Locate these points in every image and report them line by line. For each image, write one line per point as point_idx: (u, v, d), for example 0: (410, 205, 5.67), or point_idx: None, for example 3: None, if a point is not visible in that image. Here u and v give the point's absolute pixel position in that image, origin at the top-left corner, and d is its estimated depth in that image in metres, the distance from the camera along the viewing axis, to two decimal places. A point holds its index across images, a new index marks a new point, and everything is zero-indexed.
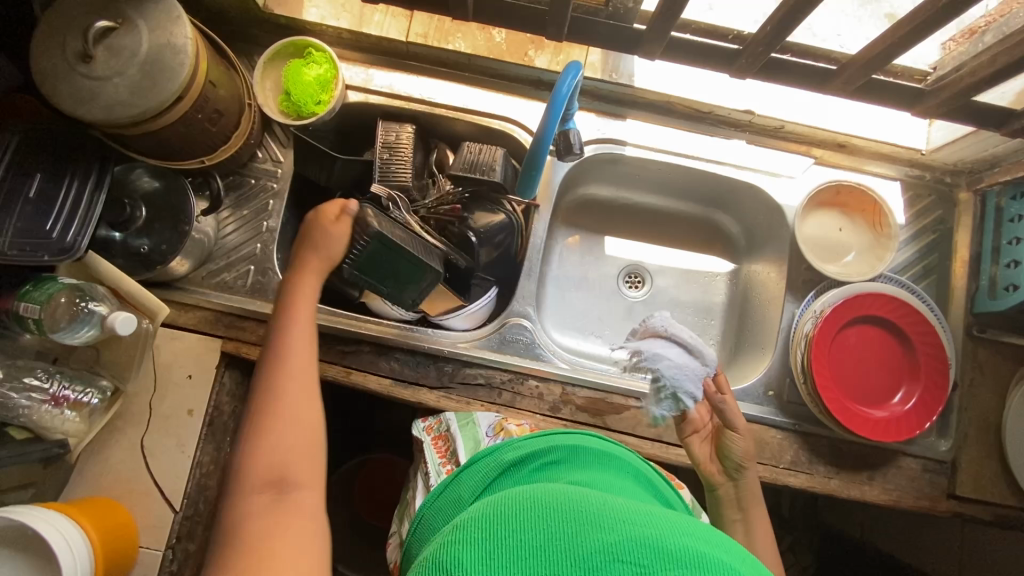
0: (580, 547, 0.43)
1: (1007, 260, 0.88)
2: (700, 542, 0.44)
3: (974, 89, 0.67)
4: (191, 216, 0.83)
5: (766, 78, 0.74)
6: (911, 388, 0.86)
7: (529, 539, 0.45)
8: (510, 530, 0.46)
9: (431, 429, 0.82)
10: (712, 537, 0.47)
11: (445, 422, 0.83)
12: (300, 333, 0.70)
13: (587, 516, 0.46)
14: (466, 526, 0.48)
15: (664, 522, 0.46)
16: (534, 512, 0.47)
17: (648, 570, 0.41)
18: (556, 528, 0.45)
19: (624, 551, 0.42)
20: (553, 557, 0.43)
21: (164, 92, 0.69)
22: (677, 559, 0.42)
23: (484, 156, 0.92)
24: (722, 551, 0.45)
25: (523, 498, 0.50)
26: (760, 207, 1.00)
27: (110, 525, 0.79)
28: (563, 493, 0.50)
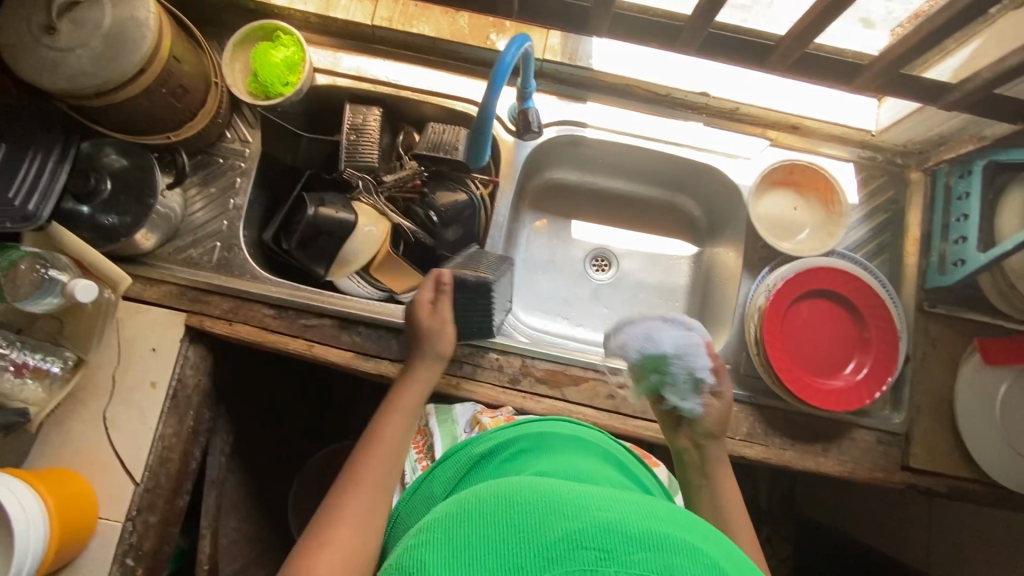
0: (545, 535, 0.42)
1: (955, 236, 0.91)
2: (662, 524, 0.45)
3: (903, 59, 0.70)
4: (155, 191, 0.85)
5: (710, 55, 0.77)
6: (863, 359, 0.88)
7: (492, 533, 0.44)
8: (473, 527, 0.45)
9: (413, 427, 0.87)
10: (673, 515, 0.48)
11: (426, 420, 0.87)
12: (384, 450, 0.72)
13: (549, 504, 0.46)
14: (428, 531, 0.47)
15: (627, 506, 0.46)
16: (496, 506, 0.47)
17: (611, 555, 0.40)
18: (518, 519, 0.44)
19: (586, 535, 0.42)
20: (517, 547, 0.42)
21: (126, 63, 0.72)
22: (641, 542, 0.42)
23: (447, 136, 0.94)
24: (682, 529, 0.45)
25: (485, 494, 0.49)
26: (719, 188, 1.02)
27: (68, 496, 0.79)
28: (523, 483, 0.50)
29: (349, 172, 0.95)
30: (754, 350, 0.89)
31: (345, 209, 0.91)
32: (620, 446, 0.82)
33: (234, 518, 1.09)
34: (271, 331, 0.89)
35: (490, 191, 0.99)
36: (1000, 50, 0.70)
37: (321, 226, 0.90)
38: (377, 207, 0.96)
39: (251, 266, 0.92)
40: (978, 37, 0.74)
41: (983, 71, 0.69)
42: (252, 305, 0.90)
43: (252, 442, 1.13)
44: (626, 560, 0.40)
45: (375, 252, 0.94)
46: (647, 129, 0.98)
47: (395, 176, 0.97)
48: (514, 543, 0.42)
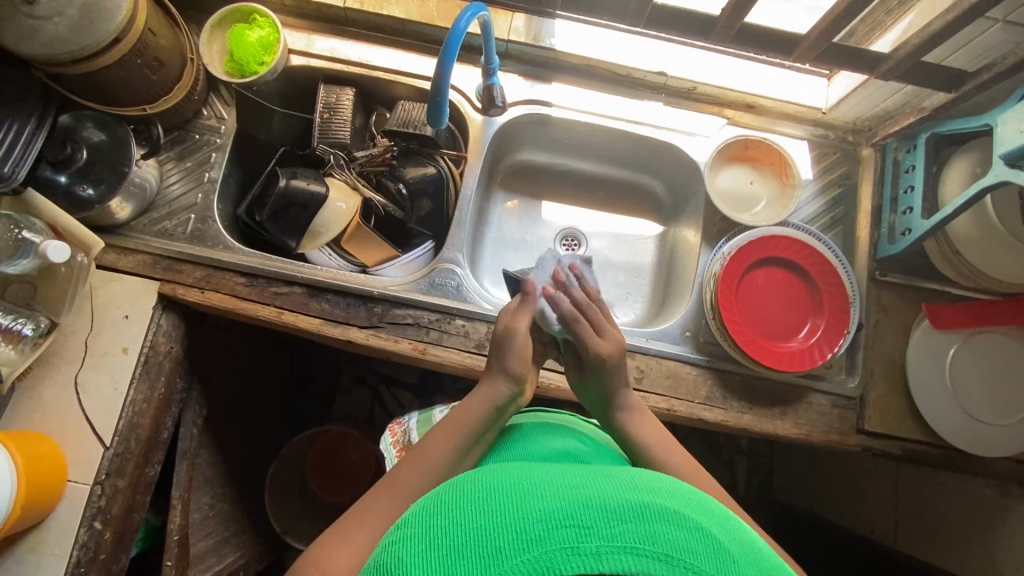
0: (526, 518, 0.42)
1: (903, 207, 0.94)
2: (643, 495, 0.44)
3: (835, 27, 0.73)
4: (129, 160, 0.88)
5: (658, 28, 0.81)
6: (815, 323, 0.91)
7: (474, 523, 0.43)
8: (455, 518, 0.44)
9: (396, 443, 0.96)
10: (655, 483, 0.47)
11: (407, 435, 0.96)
12: (447, 437, 0.69)
13: (531, 489, 0.45)
14: (409, 526, 0.46)
15: (608, 483, 0.46)
16: (476, 494, 0.46)
17: (592, 531, 0.40)
18: (498, 507, 0.44)
19: (567, 515, 0.41)
20: (499, 533, 0.41)
21: (101, 32, 0.75)
22: (621, 515, 0.41)
23: (416, 114, 1.00)
24: (663, 496, 0.45)
25: (468, 485, 0.49)
26: (679, 166, 1.06)
27: (39, 456, 0.81)
28: (507, 472, 0.49)
29: (322, 148, 0.99)
30: (710, 315, 0.92)
31: (316, 182, 0.94)
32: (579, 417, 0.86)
33: (207, 493, 1.09)
34: (242, 299, 0.91)
35: (459, 169, 1.03)
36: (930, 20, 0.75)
37: (293, 198, 0.93)
38: (350, 182, 0.98)
39: (224, 237, 0.95)
40: (912, 11, 0.78)
41: (912, 40, 0.74)
42: (225, 274, 0.92)
43: (226, 419, 1.14)
44: (608, 533, 0.40)
45: (346, 224, 0.97)
46: (610, 108, 1.02)
47: (366, 152, 1.01)
48: (496, 529, 0.42)
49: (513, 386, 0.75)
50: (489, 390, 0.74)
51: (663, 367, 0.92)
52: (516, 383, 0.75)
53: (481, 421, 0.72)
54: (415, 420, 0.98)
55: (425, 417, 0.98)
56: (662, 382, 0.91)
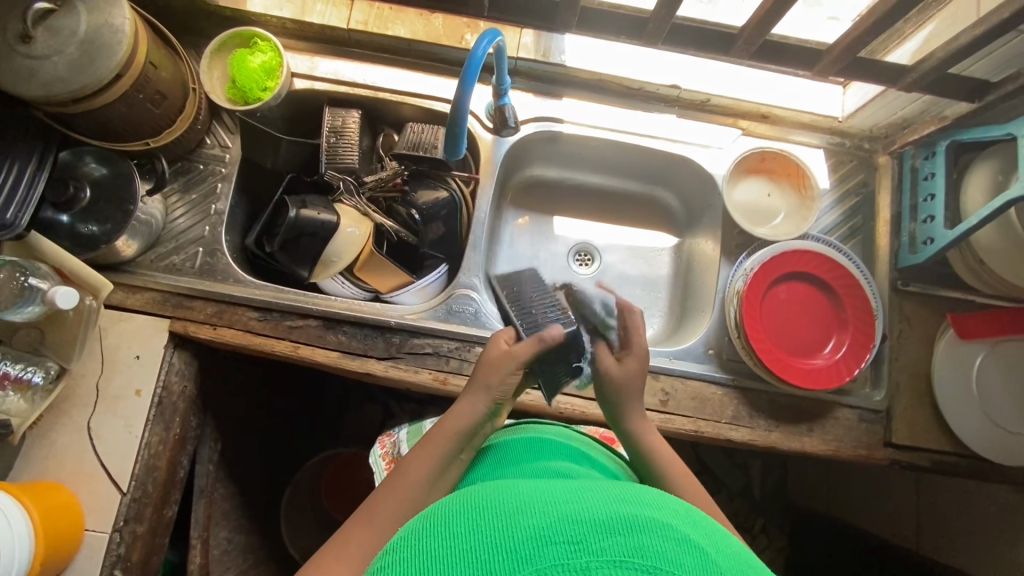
0: (511, 536, 0.40)
1: (924, 216, 0.93)
2: (630, 507, 0.43)
3: (860, 42, 0.72)
4: (135, 196, 0.84)
5: (676, 45, 0.79)
6: (840, 338, 0.90)
7: (458, 544, 0.41)
8: (439, 540, 0.42)
9: (387, 454, 0.93)
10: (644, 496, 0.46)
11: (397, 446, 0.93)
12: (424, 453, 0.67)
13: (517, 505, 0.43)
14: (393, 550, 0.44)
15: (596, 496, 0.45)
16: (464, 514, 0.44)
17: (582, 546, 0.38)
18: (487, 526, 0.42)
19: (556, 531, 0.40)
20: (484, 553, 0.39)
21: (102, 69, 0.73)
22: (611, 528, 0.40)
23: (427, 136, 0.97)
24: (651, 508, 0.43)
25: (454, 506, 0.46)
26: (695, 179, 1.04)
27: (54, 507, 0.78)
28: (492, 490, 0.47)
29: (330, 174, 0.97)
30: (735, 333, 0.90)
31: (326, 210, 0.92)
32: (583, 433, 0.81)
33: (225, 528, 1.08)
34: (256, 334, 0.89)
35: (470, 189, 1.01)
36: (954, 32, 0.73)
37: (303, 228, 0.90)
38: (359, 208, 0.96)
39: (234, 270, 0.92)
40: (933, 21, 0.77)
41: (937, 52, 0.73)
42: (237, 309, 0.90)
43: (241, 451, 1.12)
44: (596, 548, 0.38)
45: (357, 253, 0.95)
46: (622, 123, 1.00)
47: (376, 176, 0.98)
48: (481, 549, 0.40)
49: (489, 403, 0.72)
50: (466, 404, 0.72)
51: (689, 388, 0.91)
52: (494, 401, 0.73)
53: (460, 435, 0.70)
54: (405, 431, 0.95)
55: (416, 428, 0.95)
56: (688, 404, 0.90)
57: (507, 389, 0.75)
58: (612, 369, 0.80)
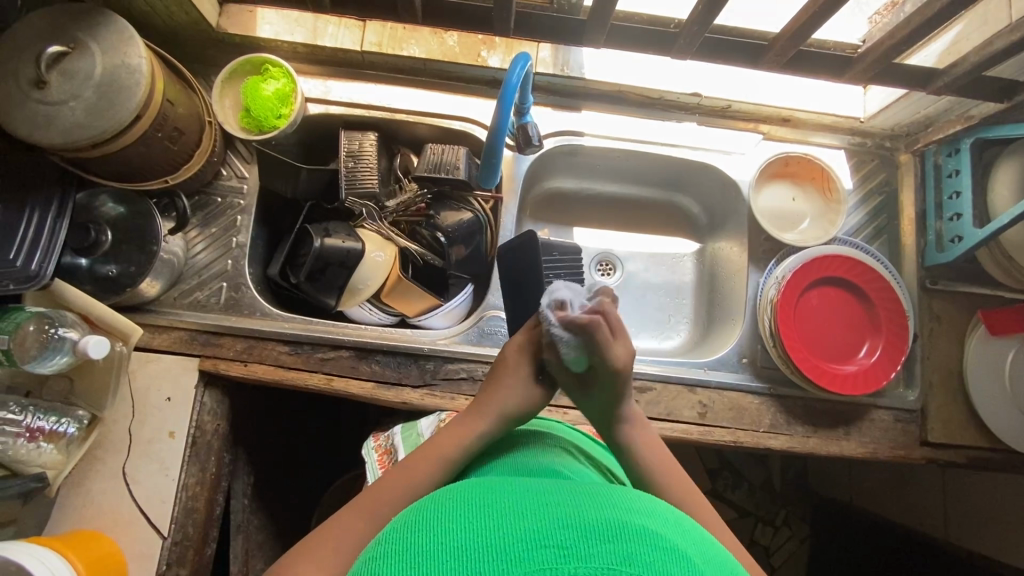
0: (501, 533, 0.40)
1: (950, 213, 0.93)
2: (623, 514, 0.42)
3: (894, 51, 0.71)
4: (158, 239, 0.82)
5: (705, 56, 0.77)
6: (875, 342, 0.90)
7: (445, 535, 0.41)
8: (430, 532, 0.41)
9: (379, 446, 0.88)
10: (638, 505, 0.45)
11: (390, 437, 0.88)
12: (429, 448, 0.65)
13: (509, 507, 0.43)
14: (387, 536, 0.43)
15: (589, 500, 0.44)
16: (458, 513, 0.43)
17: (570, 552, 0.38)
18: (481, 525, 0.41)
19: (545, 535, 0.39)
20: (472, 547, 0.39)
21: (121, 112, 0.71)
22: (601, 535, 0.39)
23: (447, 156, 0.94)
24: (643, 517, 0.43)
25: (446, 505, 0.45)
26: (717, 186, 1.04)
27: (98, 558, 0.77)
28: (486, 489, 0.47)
29: (351, 201, 0.94)
30: (770, 343, 0.90)
31: (351, 238, 0.90)
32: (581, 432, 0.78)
33: (261, 559, 1.07)
34: (288, 368, 0.88)
35: (491, 207, 0.99)
36: (984, 32, 0.73)
37: (329, 257, 0.89)
38: (383, 233, 0.95)
39: (260, 304, 0.91)
40: (960, 21, 0.76)
41: (970, 56, 0.72)
42: (267, 343, 0.88)
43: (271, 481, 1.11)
44: (585, 554, 0.38)
45: (385, 277, 0.93)
46: (643, 133, 1.00)
47: (398, 200, 0.97)
48: (468, 543, 0.39)
49: (495, 423, 0.68)
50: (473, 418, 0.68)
51: (725, 398, 0.91)
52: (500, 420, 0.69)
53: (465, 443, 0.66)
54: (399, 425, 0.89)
55: (410, 421, 0.89)
56: (725, 415, 0.90)
57: (523, 411, 0.71)
58: (577, 375, 0.74)
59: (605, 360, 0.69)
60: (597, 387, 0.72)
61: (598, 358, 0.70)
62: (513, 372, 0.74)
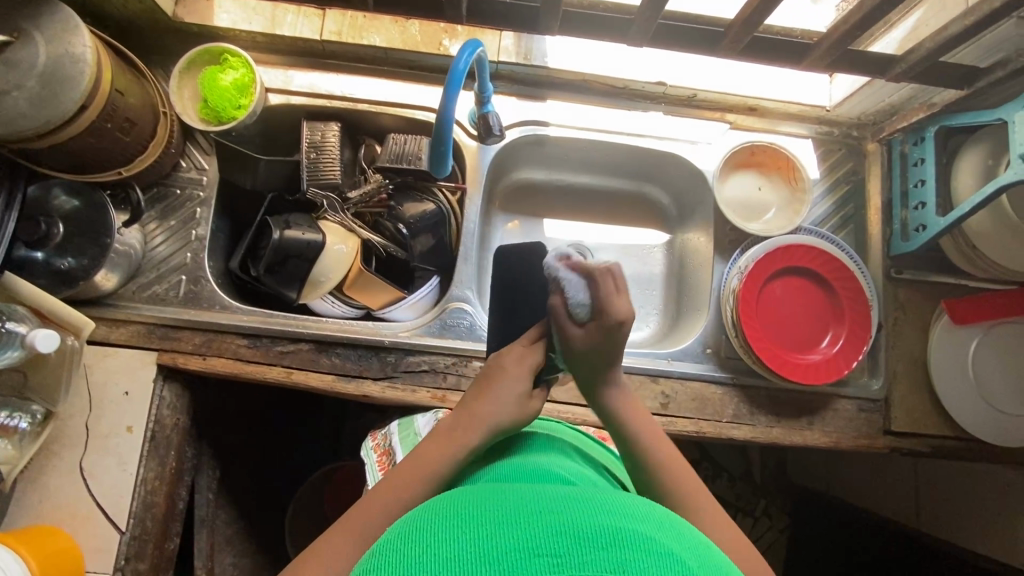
0: (495, 542, 0.40)
1: (915, 202, 0.92)
2: (616, 518, 0.42)
3: (849, 36, 0.70)
4: (112, 229, 0.81)
5: (662, 44, 0.77)
6: (837, 331, 0.90)
7: (438, 546, 0.40)
8: (421, 543, 0.41)
9: (378, 446, 0.83)
10: (631, 508, 0.45)
11: (388, 438, 0.83)
12: (418, 461, 0.62)
13: (503, 514, 0.43)
14: (378, 548, 0.43)
15: (582, 504, 0.44)
16: (450, 522, 0.43)
17: (562, 562, 0.38)
18: (473, 533, 0.41)
19: (538, 545, 0.39)
20: (464, 557, 0.39)
21: (65, 101, 0.70)
22: (592, 542, 0.39)
23: (410, 146, 0.94)
24: (636, 520, 0.43)
25: (437, 515, 0.45)
26: (685, 176, 1.03)
27: (53, 554, 0.76)
28: (481, 497, 0.47)
29: (312, 192, 0.93)
30: (732, 333, 0.90)
31: (311, 230, 0.89)
32: (580, 432, 0.80)
33: (229, 553, 1.07)
34: (248, 362, 0.87)
35: (458, 199, 0.99)
36: (941, 18, 0.72)
37: (289, 249, 0.88)
38: (345, 225, 0.93)
39: (220, 297, 0.90)
40: (921, 6, 0.76)
41: (926, 42, 0.72)
42: (226, 336, 0.88)
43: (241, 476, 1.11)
44: (578, 563, 0.38)
45: (347, 269, 0.92)
46: (608, 123, 0.99)
47: (360, 191, 0.95)
48: (460, 553, 0.39)
49: (486, 435, 0.64)
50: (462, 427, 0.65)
51: (689, 389, 0.91)
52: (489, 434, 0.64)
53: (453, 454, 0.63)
54: (397, 424, 0.85)
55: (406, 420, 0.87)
56: (688, 406, 0.90)
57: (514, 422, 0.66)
58: (575, 340, 0.70)
59: (610, 314, 0.67)
60: (593, 349, 0.69)
61: (601, 312, 0.68)
62: (510, 381, 0.69)
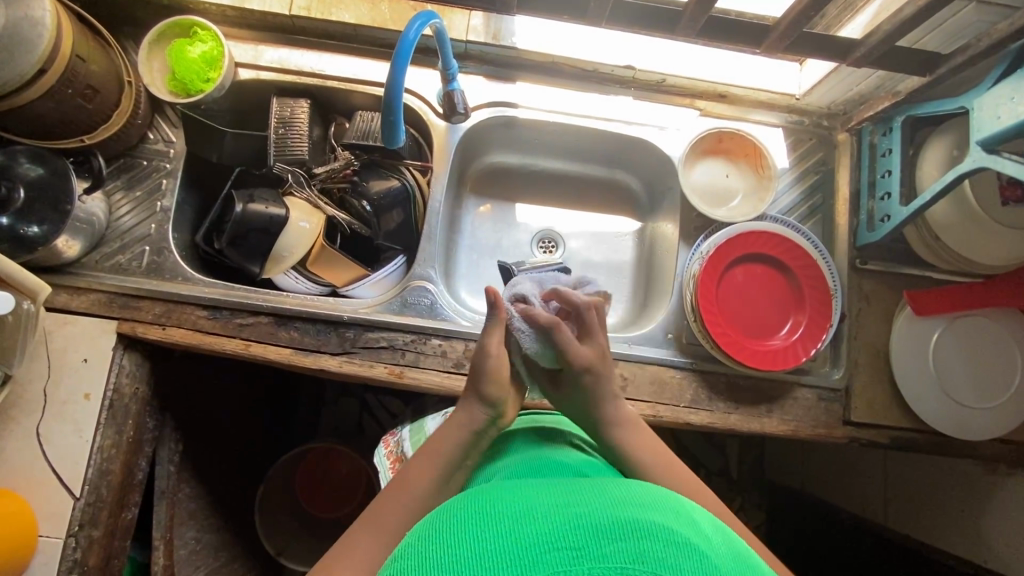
0: (515, 536, 0.40)
1: (881, 192, 0.92)
2: (634, 509, 0.42)
3: (803, 17, 0.70)
4: (72, 197, 0.81)
5: (619, 24, 0.76)
6: (798, 318, 0.90)
7: (461, 543, 0.40)
8: (441, 543, 0.41)
9: (390, 452, 0.87)
10: (643, 496, 0.46)
11: (400, 444, 0.87)
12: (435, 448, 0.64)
13: (520, 509, 0.43)
14: (401, 552, 0.43)
15: (597, 497, 0.44)
16: (472, 518, 0.43)
17: (583, 552, 0.38)
18: (493, 528, 0.41)
19: (559, 537, 0.39)
20: (486, 553, 0.39)
21: (22, 64, 0.71)
22: (612, 533, 0.39)
23: (376, 124, 0.94)
24: (653, 509, 0.43)
25: (456, 511, 0.46)
26: (655, 163, 1.03)
27: (4, 517, 0.77)
28: (497, 492, 0.48)
29: (279, 167, 0.94)
30: (691, 317, 0.90)
31: (275, 204, 0.89)
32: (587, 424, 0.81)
33: (192, 527, 1.07)
34: (207, 333, 0.87)
35: (426, 178, 0.99)
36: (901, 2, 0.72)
37: (250, 222, 0.88)
38: (311, 201, 0.93)
39: (182, 269, 0.90)
40: None
41: (883, 27, 0.72)
42: (185, 307, 0.88)
43: (207, 451, 1.11)
44: (598, 553, 0.38)
45: (310, 245, 0.92)
46: (578, 107, 0.99)
47: (326, 168, 0.95)
48: (481, 548, 0.40)
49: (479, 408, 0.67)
50: (462, 411, 0.67)
51: (647, 373, 0.90)
52: (494, 407, 0.67)
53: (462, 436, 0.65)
54: (408, 429, 0.89)
55: (418, 424, 0.89)
56: (647, 389, 0.90)
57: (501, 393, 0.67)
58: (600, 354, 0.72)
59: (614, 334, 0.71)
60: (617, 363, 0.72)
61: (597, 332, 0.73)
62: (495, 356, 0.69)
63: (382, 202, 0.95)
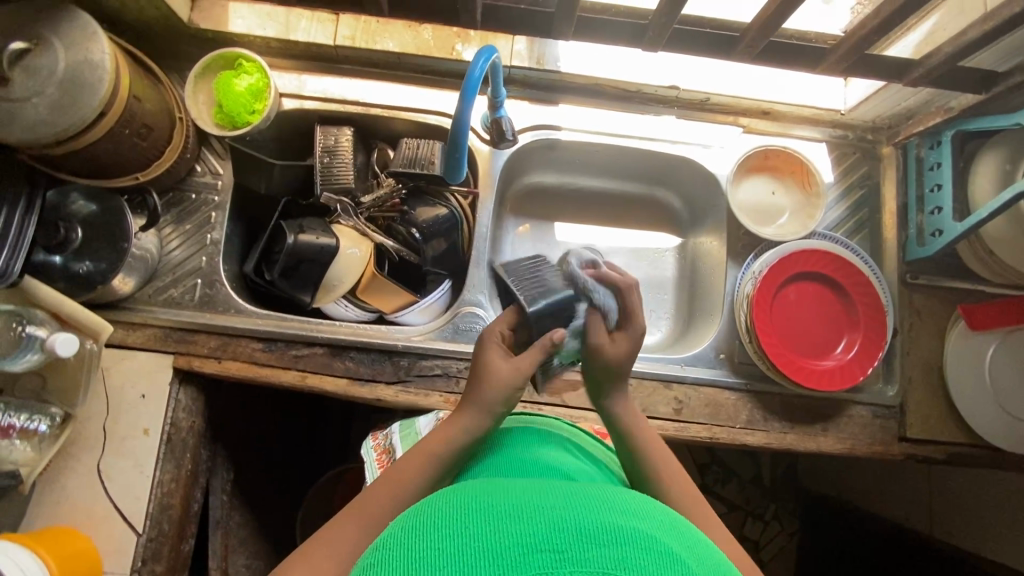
0: (495, 534, 0.37)
1: (931, 207, 0.91)
2: (616, 515, 0.40)
3: (864, 42, 0.70)
4: (129, 234, 0.82)
5: (676, 50, 0.77)
6: (852, 337, 0.90)
7: (438, 539, 0.38)
8: (422, 536, 0.39)
9: (378, 445, 0.84)
10: (634, 506, 0.43)
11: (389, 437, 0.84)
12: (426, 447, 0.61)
13: (503, 507, 0.41)
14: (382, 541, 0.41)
15: (582, 500, 0.42)
16: (456, 513, 0.41)
17: (563, 556, 0.36)
18: (473, 526, 0.39)
19: (541, 539, 0.37)
20: (462, 551, 0.37)
21: (85, 107, 0.71)
22: (599, 538, 0.37)
23: (422, 152, 0.92)
24: (638, 519, 0.40)
25: (438, 504, 0.43)
26: (698, 180, 1.03)
27: (73, 554, 0.77)
28: (480, 488, 0.45)
29: (326, 196, 0.93)
30: (746, 338, 0.90)
31: (325, 233, 0.88)
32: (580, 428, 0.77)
33: (244, 554, 1.07)
34: (263, 366, 0.88)
35: (469, 202, 0.99)
36: (960, 23, 0.72)
37: (302, 253, 0.87)
38: (359, 229, 0.94)
39: (235, 301, 0.91)
40: (937, 12, 0.75)
41: (944, 47, 0.71)
42: (240, 340, 0.88)
43: (253, 478, 1.11)
44: (580, 559, 0.35)
45: (359, 275, 0.92)
46: (622, 127, 0.99)
47: (373, 196, 0.96)
48: (457, 547, 0.37)
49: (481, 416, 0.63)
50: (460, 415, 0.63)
51: (702, 395, 0.90)
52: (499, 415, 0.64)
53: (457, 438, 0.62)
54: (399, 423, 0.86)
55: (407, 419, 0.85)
56: (702, 411, 0.90)
57: (501, 394, 0.64)
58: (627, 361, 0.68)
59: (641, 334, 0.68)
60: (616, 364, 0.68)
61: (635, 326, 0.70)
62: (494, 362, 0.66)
63: (430, 230, 0.94)
